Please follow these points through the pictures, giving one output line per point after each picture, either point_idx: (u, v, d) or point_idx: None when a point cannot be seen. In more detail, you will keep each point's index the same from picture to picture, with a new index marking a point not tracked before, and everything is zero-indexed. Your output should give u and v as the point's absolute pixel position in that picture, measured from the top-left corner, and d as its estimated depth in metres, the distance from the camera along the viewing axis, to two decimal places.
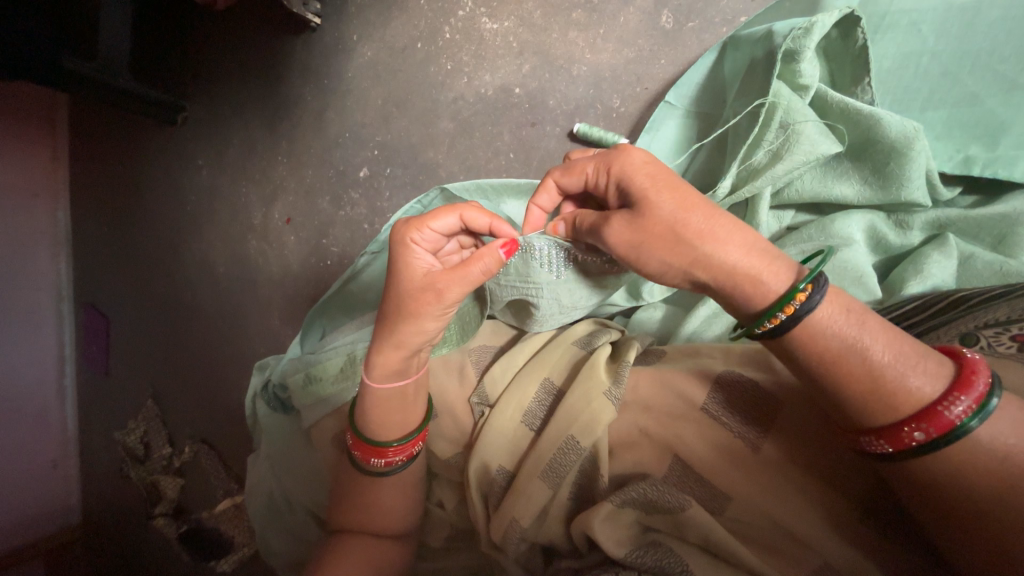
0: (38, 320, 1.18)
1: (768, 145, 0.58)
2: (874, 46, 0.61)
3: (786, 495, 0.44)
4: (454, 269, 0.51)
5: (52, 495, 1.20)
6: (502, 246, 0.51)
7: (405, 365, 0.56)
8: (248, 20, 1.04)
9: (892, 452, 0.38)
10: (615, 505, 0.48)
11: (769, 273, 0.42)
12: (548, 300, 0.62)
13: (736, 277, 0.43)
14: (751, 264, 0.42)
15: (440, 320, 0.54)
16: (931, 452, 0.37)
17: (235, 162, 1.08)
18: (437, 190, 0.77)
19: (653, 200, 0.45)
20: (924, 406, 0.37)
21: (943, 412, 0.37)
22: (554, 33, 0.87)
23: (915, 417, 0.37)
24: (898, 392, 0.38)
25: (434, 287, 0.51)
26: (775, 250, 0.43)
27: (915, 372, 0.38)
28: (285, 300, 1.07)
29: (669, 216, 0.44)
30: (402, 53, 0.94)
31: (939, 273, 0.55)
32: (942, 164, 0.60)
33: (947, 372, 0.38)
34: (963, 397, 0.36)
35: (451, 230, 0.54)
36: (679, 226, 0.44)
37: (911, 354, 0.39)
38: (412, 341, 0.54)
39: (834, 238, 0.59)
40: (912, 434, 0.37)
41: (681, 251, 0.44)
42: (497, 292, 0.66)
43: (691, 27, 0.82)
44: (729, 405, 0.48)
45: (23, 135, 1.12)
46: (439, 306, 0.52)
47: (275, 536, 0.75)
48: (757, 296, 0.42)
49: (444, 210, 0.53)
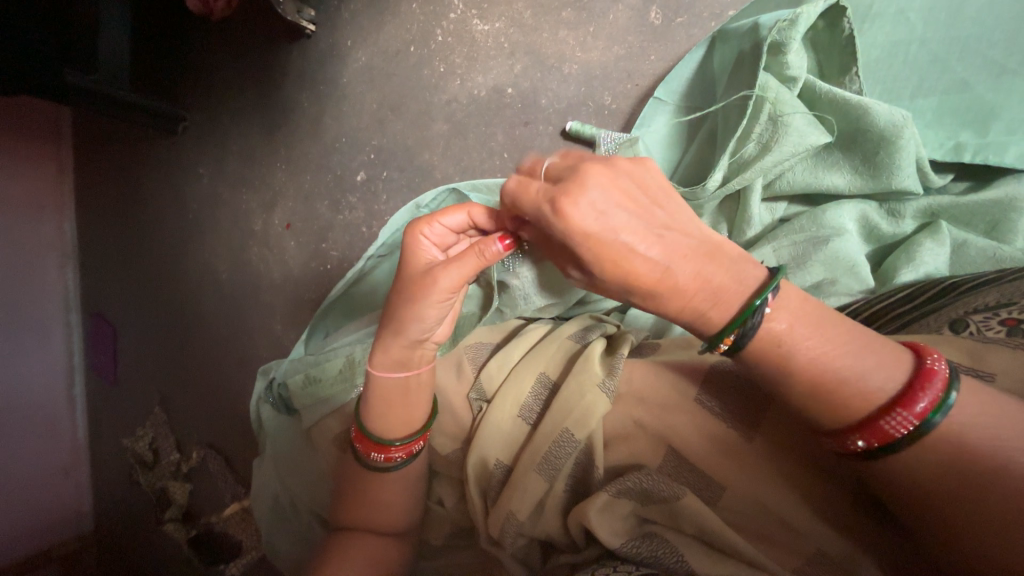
0: (47, 330, 1.20)
1: (758, 137, 0.58)
2: (863, 36, 0.61)
3: (780, 484, 0.44)
4: (454, 257, 0.52)
5: (64, 503, 1.22)
6: (499, 239, 0.51)
7: (408, 357, 0.57)
8: (244, 28, 1.05)
9: (843, 454, 0.40)
10: (611, 495, 0.49)
11: (715, 313, 0.42)
12: (558, 275, 0.67)
13: (687, 314, 0.43)
14: (703, 302, 0.42)
15: (442, 311, 0.55)
16: (876, 457, 0.38)
17: (236, 170, 1.10)
18: (446, 189, 0.77)
19: (612, 260, 0.41)
20: (867, 417, 0.38)
21: (885, 423, 0.38)
22: (545, 33, 0.87)
23: (856, 427, 0.38)
24: (843, 403, 0.39)
25: (433, 274, 0.52)
26: (727, 284, 0.41)
27: (862, 384, 0.39)
28: (287, 304, 1.08)
29: (629, 279, 0.41)
30: (395, 57, 0.95)
31: (932, 261, 0.55)
32: (933, 151, 0.59)
33: (898, 382, 0.38)
34: (904, 411, 0.37)
35: (461, 227, 0.56)
36: (644, 283, 0.41)
37: (860, 366, 0.39)
38: (412, 331, 0.55)
39: (824, 229, 0.58)
40: (856, 441, 0.39)
41: (642, 299, 0.43)
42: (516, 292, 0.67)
43: (680, 22, 0.82)
44: (723, 394, 0.48)
45: (30, 148, 1.14)
46: (437, 292, 0.53)
47: (280, 537, 0.76)
48: (700, 325, 0.44)
49: (455, 207, 0.56)
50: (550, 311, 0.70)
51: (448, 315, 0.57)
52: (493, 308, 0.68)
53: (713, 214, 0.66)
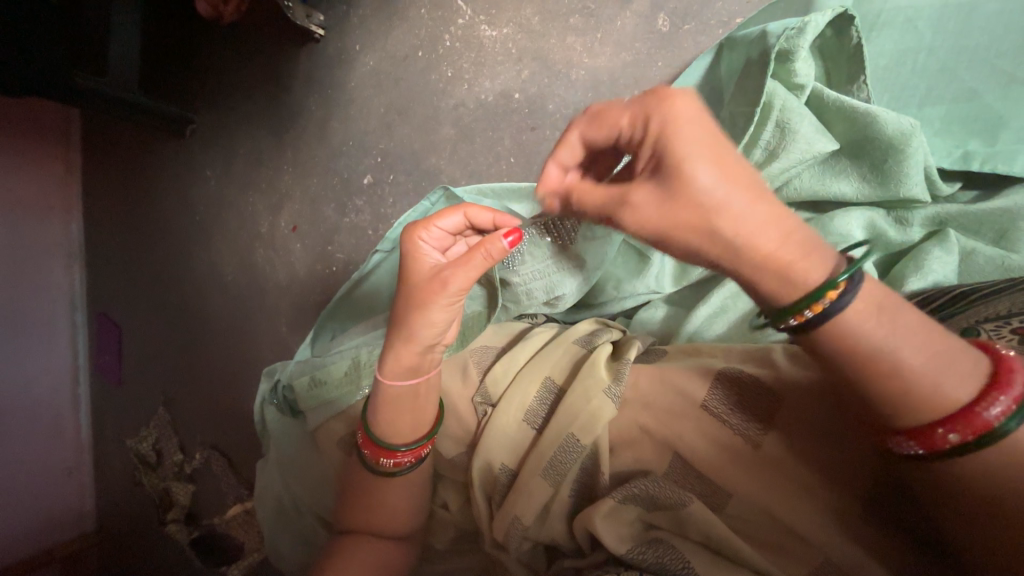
0: (52, 330, 1.21)
1: (765, 144, 0.58)
2: (870, 45, 0.62)
3: (786, 491, 0.44)
4: (460, 258, 0.53)
5: (67, 502, 1.23)
6: (505, 235, 0.51)
7: (419, 362, 0.58)
8: (253, 32, 1.07)
9: (922, 454, 0.37)
10: (617, 501, 0.49)
11: (802, 267, 0.38)
12: (563, 269, 0.67)
13: (763, 268, 0.39)
14: (785, 253, 0.39)
15: (451, 312, 0.55)
16: (963, 453, 0.36)
17: (243, 172, 1.10)
18: (440, 189, 0.77)
19: (689, 173, 0.38)
20: (958, 408, 0.36)
21: (980, 413, 0.36)
22: (553, 39, 0.88)
23: (948, 419, 0.36)
24: (930, 395, 0.37)
25: (442, 276, 0.53)
26: (815, 242, 0.39)
27: (948, 375, 0.37)
28: (292, 306, 1.08)
29: (707, 199, 0.38)
30: (403, 62, 0.96)
31: (940, 269, 0.55)
32: (941, 160, 0.59)
33: (982, 372, 0.37)
34: (1002, 399, 0.35)
35: (457, 229, 0.58)
36: (716, 211, 0.38)
37: (944, 355, 0.37)
38: (423, 335, 0.55)
39: (832, 236, 0.59)
40: (947, 435, 0.36)
41: (712, 239, 0.39)
42: (520, 285, 0.68)
43: (688, 30, 0.82)
44: (730, 400, 0.48)
45: (37, 149, 1.15)
46: (446, 294, 0.53)
47: (283, 538, 0.76)
48: (781, 292, 0.40)
49: (450, 210, 0.57)
50: (556, 308, 0.70)
51: (457, 317, 0.57)
52: (496, 303, 0.69)
53: None
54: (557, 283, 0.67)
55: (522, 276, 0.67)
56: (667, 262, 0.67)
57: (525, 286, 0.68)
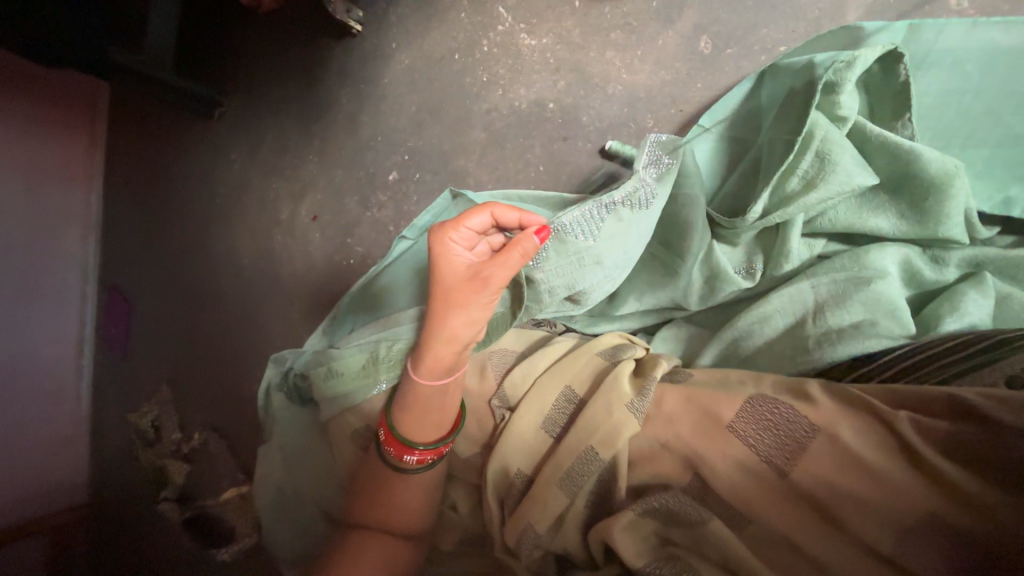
0: (62, 298, 1.21)
1: (803, 173, 0.58)
2: (917, 83, 0.61)
3: (810, 521, 0.43)
4: (497, 257, 0.54)
5: (60, 472, 1.22)
6: (537, 232, 0.54)
7: (455, 359, 0.58)
8: (292, 22, 1.08)
9: None
10: (636, 514, 0.49)
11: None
12: (591, 265, 0.64)
13: None
14: None
15: (489, 309, 0.56)
16: None
17: (269, 158, 1.11)
18: (449, 192, 0.77)
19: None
20: None
21: None
22: (592, 52, 0.89)
23: None
24: None
25: (481, 276, 0.54)
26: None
27: None
28: (307, 295, 1.08)
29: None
30: (439, 62, 0.97)
31: (976, 311, 0.54)
32: (981, 204, 0.59)
33: None
34: None
35: (484, 228, 0.58)
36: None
37: None
38: (463, 333, 0.56)
39: (867, 270, 0.58)
40: None
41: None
42: (544, 281, 0.64)
43: (728, 54, 0.83)
44: (758, 425, 0.47)
45: (64, 119, 1.17)
46: (486, 292, 0.54)
47: (282, 528, 0.75)
48: None
49: (475, 209, 0.57)
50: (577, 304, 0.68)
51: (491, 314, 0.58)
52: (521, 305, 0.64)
53: (748, 245, 0.66)
54: (582, 278, 0.65)
55: (547, 273, 0.64)
56: (695, 279, 0.65)
57: (549, 282, 0.64)
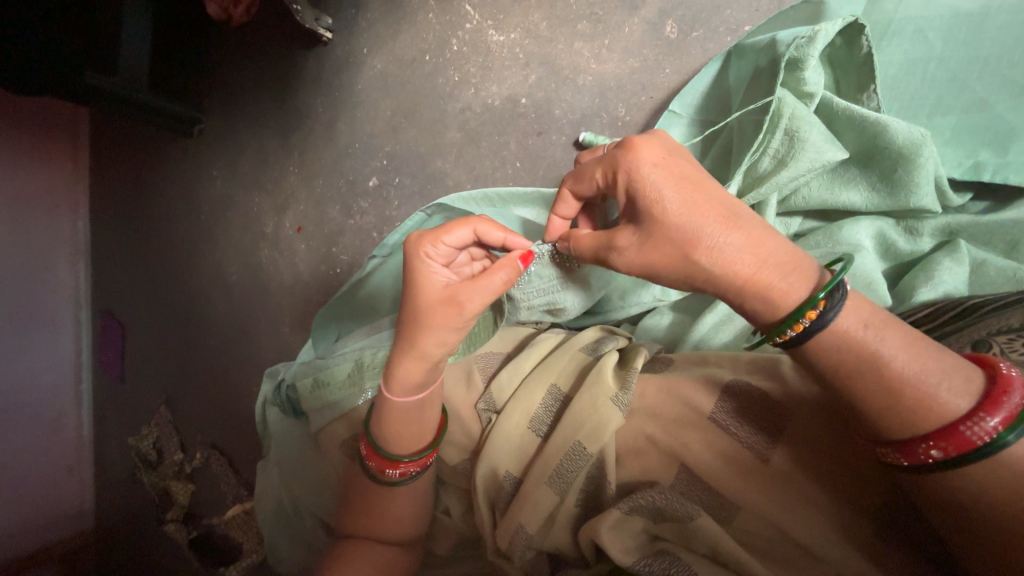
0: (57, 327, 1.22)
1: (774, 152, 0.58)
2: (880, 53, 0.62)
3: (791, 503, 0.44)
4: (473, 280, 0.52)
5: (66, 500, 1.23)
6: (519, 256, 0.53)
7: (427, 377, 0.57)
8: (262, 34, 1.07)
9: (931, 464, 0.37)
10: (623, 512, 0.48)
11: (781, 288, 0.42)
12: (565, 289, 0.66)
13: (748, 291, 0.43)
14: (768, 275, 0.42)
15: (460, 332, 0.55)
16: (952, 467, 0.37)
17: (249, 172, 1.11)
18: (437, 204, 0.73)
19: (659, 212, 0.44)
20: (946, 423, 0.37)
21: (966, 430, 0.36)
22: (560, 44, 0.88)
23: (934, 434, 0.37)
24: (920, 406, 0.38)
25: (454, 298, 0.52)
26: (791, 263, 0.42)
27: (941, 389, 0.38)
28: (295, 307, 1.08)
29: (679, 235, 0.44)
30: (410, 64, 0.96)
31: (950, 279, 0.54)
32: (951, 169, 0.59)
33: (976, 390, 0.37)
34: (991, 415, 0.36)
35: (463, 244, 0.56)
36: (690, 245, 0.44)
37: (935, 371, 0.38)
38: (433, 352, 0.55)
39: (841, 245, 0.58)
40: (930, 450, 0.37)
41: (697, 271, 0.44)
42: (522, 299, 0.67)
43: (695, 37, 0.82)
44: (737, 413, 0.48)
45: (46, 147, 1.16)
46: (456, 316, 0.52)
47: (284, 542, 0.76)
48: (768, 310, 0.43)
49: (458, 223, 0.55)
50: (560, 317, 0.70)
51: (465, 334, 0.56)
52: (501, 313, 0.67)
53: None
54: (560, 299, 0.67)
55: (525, 292, 0.67)
56: None
57: (528, 303, 0.68)
